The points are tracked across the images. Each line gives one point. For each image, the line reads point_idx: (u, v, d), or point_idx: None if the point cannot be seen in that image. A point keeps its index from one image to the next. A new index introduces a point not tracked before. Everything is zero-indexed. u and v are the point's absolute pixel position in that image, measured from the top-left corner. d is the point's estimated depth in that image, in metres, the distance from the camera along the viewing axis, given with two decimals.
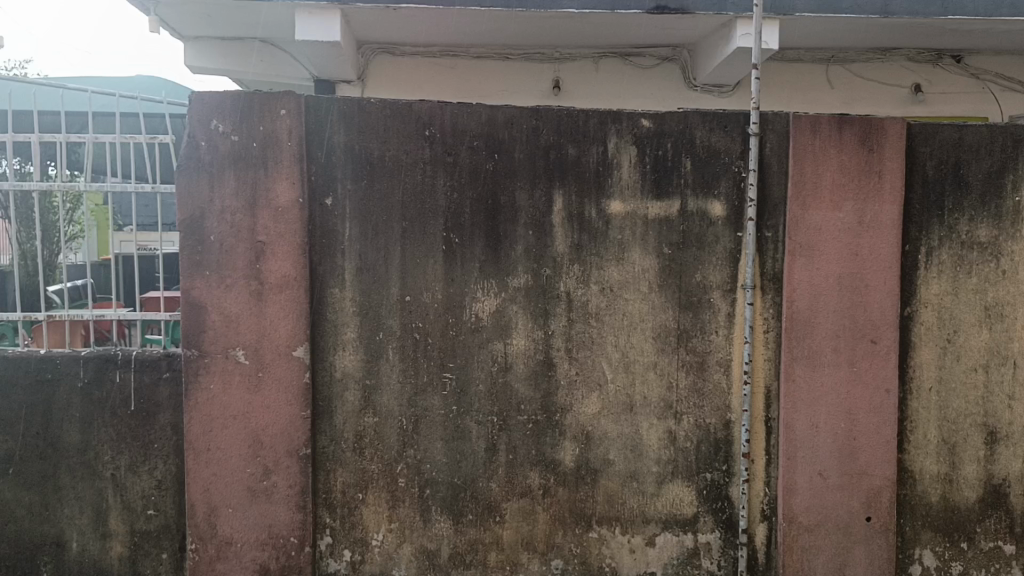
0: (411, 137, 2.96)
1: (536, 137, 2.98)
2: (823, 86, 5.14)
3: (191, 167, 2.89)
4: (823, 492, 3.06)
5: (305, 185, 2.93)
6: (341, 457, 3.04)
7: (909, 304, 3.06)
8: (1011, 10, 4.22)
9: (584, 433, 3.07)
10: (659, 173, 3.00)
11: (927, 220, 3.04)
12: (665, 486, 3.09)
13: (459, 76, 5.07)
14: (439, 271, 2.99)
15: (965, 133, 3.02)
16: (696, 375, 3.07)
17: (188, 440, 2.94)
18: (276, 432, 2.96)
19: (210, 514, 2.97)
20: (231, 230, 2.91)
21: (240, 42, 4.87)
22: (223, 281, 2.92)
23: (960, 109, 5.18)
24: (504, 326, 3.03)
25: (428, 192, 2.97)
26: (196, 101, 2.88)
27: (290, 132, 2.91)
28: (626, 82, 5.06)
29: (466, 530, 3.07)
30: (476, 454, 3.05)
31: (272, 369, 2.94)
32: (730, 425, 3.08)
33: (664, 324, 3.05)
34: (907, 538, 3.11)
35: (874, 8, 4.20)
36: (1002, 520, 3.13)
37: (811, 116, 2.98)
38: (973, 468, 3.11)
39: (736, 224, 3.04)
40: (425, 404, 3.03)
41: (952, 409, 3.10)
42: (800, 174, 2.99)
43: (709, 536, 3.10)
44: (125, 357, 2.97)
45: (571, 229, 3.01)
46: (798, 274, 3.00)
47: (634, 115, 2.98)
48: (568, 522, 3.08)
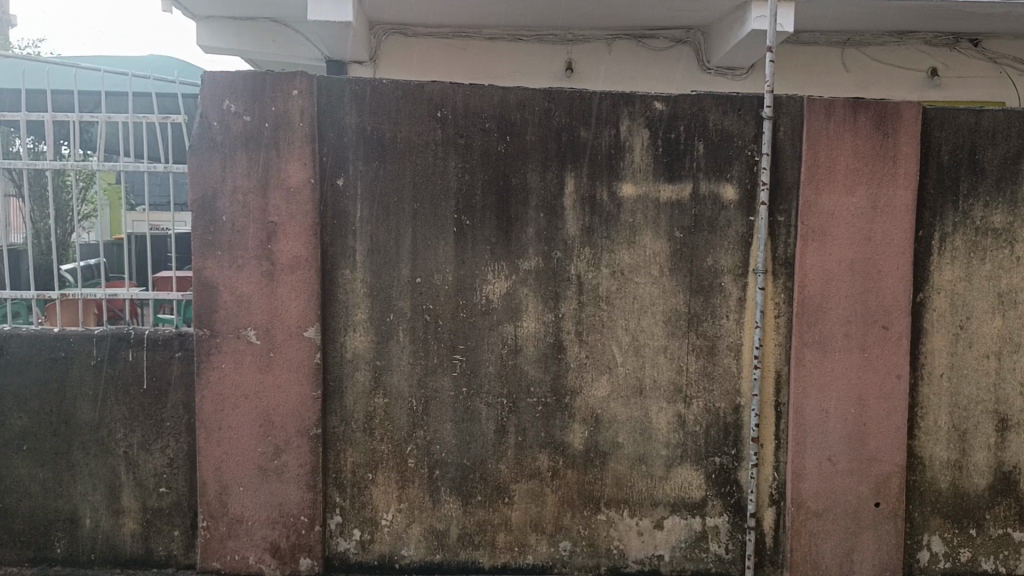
0: (423, 119, 2.95)
1: (548, 119, 2.97)
2: (837, 70, 5.08)
3: (203, 147, 2.89)
4: (833, 478, 3.05)
5: (316, 166, 2.93)
6: (351, 437, 3.05)
7: (921, 290, 3.05)
8: None
9: (594, 416, 3.08)
10: (671, 157, 2.98)
11: (942, 205, 3.01)
12: (673, 470, 3.10)
13: (470, 57, 5.03)
14: (449, 253, 2.99)
15: (982, 118, 2.98)
16: (706, 359, 3.07)
17: (200, 419, 2.96)
18: (287, 411, 2.98)
19: (222, 492, 3.00)
20: (243, 211, 2.92)
21: (252, 22, 4.86)
22: (234, 261, 2.93)
23: (977, 93, 5.10)
24: (515, 308, 3.03)
25: (440, 173, 2.97)
26: (208, 81, 2.88)
27: (302, 113, 2.90)
28: (639, 64, 5.01)
29: (475, 511, 3.09)
30: (486, 436, 3.06)
31: (283, 349, 2.96)
32: (740, 410, 3.08)
33: (675, 307, 3.05)
34: (916, 524, 3.12)
35: None
36: (1012, 507, 3.12)
37: (826, 99, 2.95)
38: (983, 455, 3.10)
39: (749, 208, 3.02)
40: (435, 385, 3.04)
41: (964, 396, 3.08)
42: (814, 158, 2.97)
43: (718, 520, 3.11)
44: (137, 335, 2.99)
45: (583, 212, 3.00)
46: (810, 259, 2.98)
47: (647, 98, 2.96)
48: (577, 504, 3.10)
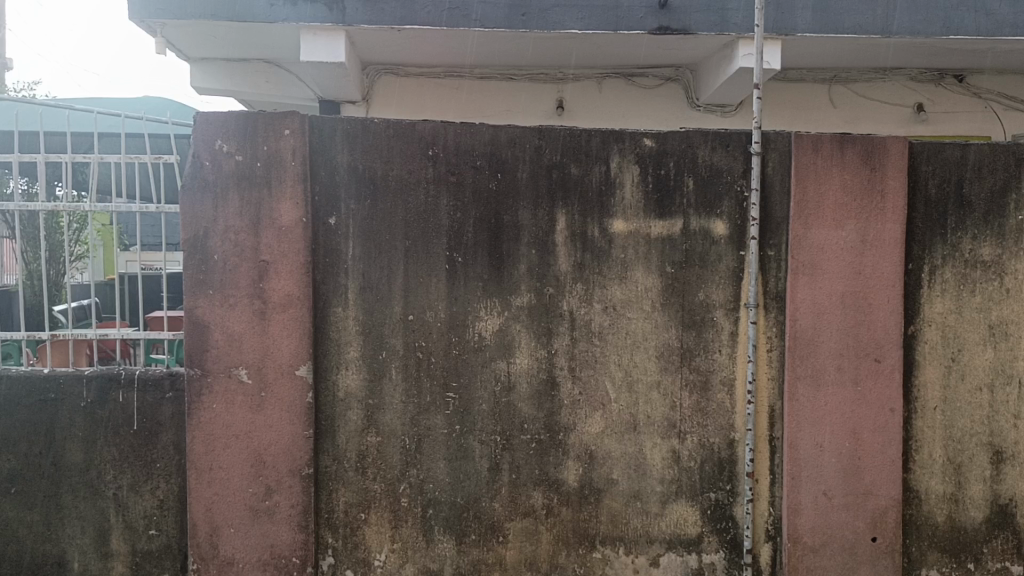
0: (414, 157, 2.97)
1: (539, 156, 2.99)
2: (824, 106, 5.14)
3: (195, 186, 2.90)
4: (829, 513, 3.04)
5: (309, 206, 2.94)
6: (344, 477, 3.03)
7: (912, 322, 3.05)
8: (1012, 30, 4.25)
9: (588, 452, 3.06)
10: (661, 193, 3.01)
11: (931, 238, 3.04)
12: (668, 506, 3.07)
13: (462, 96, 5.08)
14: (442, 290, 3.00)
15: (968, 152, 3.02)
16: (699, 394, 3.06)
17: (191, 460, 2.94)
18: (279, 451, 2.95)
19: (213, 534, 2.96)
20: (235, 250, 2.92)
21: (246, 62, 4.91)
22: (226, 300, 2.93)
23: (963, 128, 5.17)
24: (508, 345, 3.02)
25: (432, 211, 2.98)
26: (200, 121, 2.89)
27: (294, 152, 2.92)
28: (629, 102, 5.07)
29: (469, 550, 3.06)
30: (479, 473, 3.04)
31: (275, 389, 2.95)
32: (734, 445, 3.07)
33: (667, 342, 3.05)
34: (913, 559, 3.09)
35: (876, 28, 4.24)
36: (1009, 540, 3.11)
37: (813, 135, 2.99)
38: (979, 488, 3.09)
39: (740, 243, 3.04)
40: (428, 423, 3.02)
41: (958, 429, 3.08)
42: (803, 193, 2.99)
43: (714, 556, 3.08)
44: (128, 376, 2.97)
45: (574, 248, 3.01)
46: (801, 294, 3.00)
47: (637, 135, 2.99)
48: (571, 542, 3.07)
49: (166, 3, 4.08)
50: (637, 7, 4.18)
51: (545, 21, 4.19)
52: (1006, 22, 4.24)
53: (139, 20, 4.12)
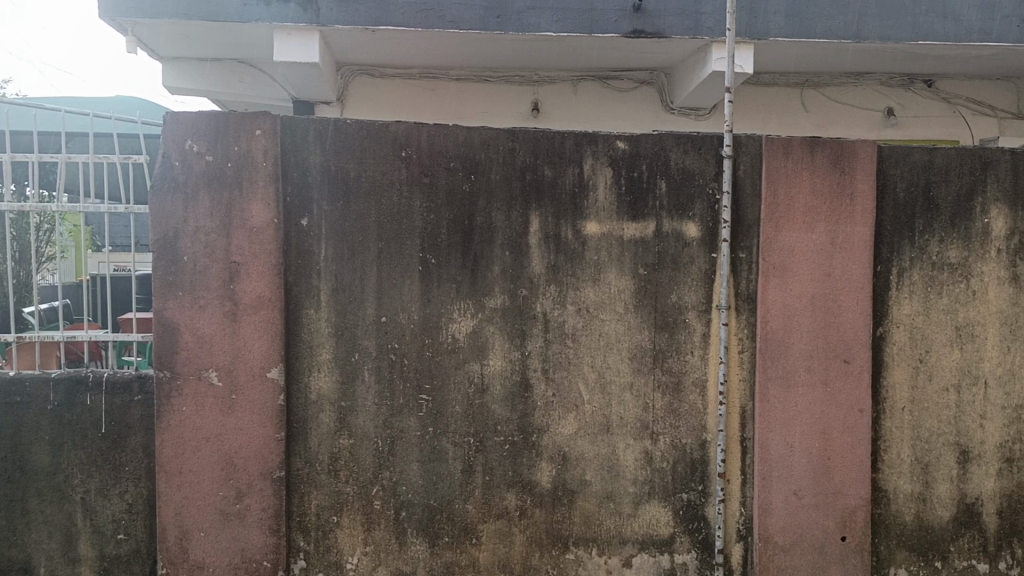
0: (388, 158, 2.96)
1: (512, 158, 3.00)
2: (797, 110, 5.17)
3: (165, 187, 2.88)
4: (799, 512, 3.07)
5: (280, 206, 2.92)
6: (316, 479, 3.01)
7: (881, 324, 3.09)
8: (980, 36, 4.32)
9: (561, 454, 3.07)
10: (634, 196, 3.02)
11: (899, 241, 3.07)
12: (641, 507, 3.09)
13: (437, 97, 5.07)
14: (415, 292, 2.99)
15: (935, 156, 3.06)
16: (672, 395, 3.08)
17: (160, 463, 2.91)
18: (250, 454, 2.93)
19: (182, 538, 2.93)
20: (205, 250, 2.90)
21: (218, 62, 4.87)
22: (196, 301, 2.90)
23: (932, 132, 5.24)
24: (481, 346, 3.02)
25: (405, 213, 2.97)
26: (170, 120, 2.87)
27: (266, 152, 2.91)
28: (604, 105, 5.08)
29: (442, 553, 3.05)
30: (453, 475, 3.04)
31: (245, 391, 2.92)
32: (706, 446, 3.09)
33: (640, 344, 3.06)
34: (882, 558, 3.13)
35: (847, 32, 4.29)
36: (975, 539, 3.15)
37: (784, 139, 3.02)
38: (946, 487, 3.14)
39: (712, 245, 3.06)
40: (401, 426, 3.02)
41: (925, 429, 3.12)
42: (774, 196, 3.02)
43: (686, 556, 3.10)
44: (96, 379, 2.94)
45: (548, 250, 3.02)
46: (772, 295, 3.02)
47: (610, 137, 3.01)
48: (545, 544, 3.07)
49: (136, 2, 4.04)
50: (611, 10, 4.20)
51: (520, 23, 4.20)
52: (974, 28, 4.31)
53: (109, 18, 4.07)
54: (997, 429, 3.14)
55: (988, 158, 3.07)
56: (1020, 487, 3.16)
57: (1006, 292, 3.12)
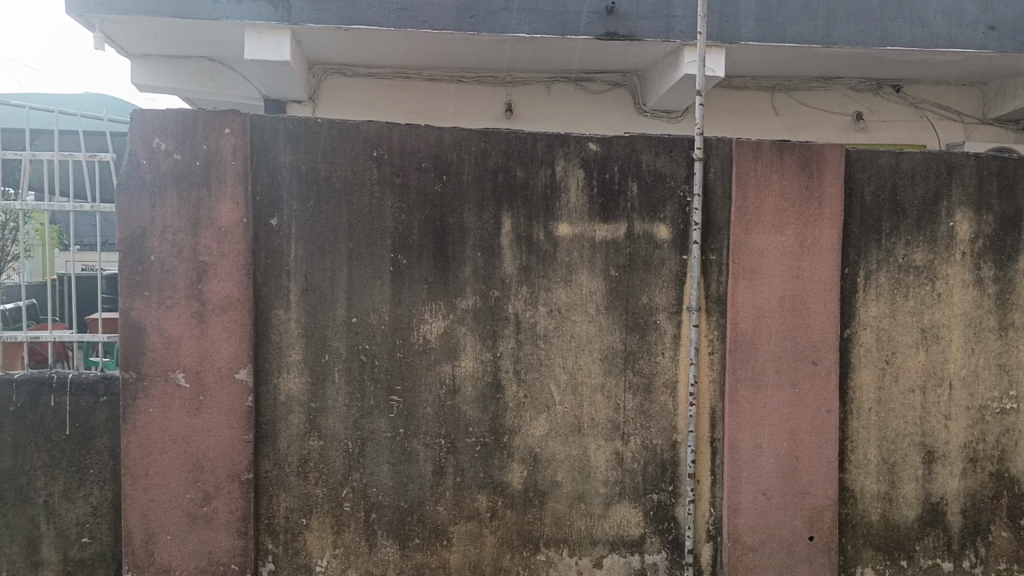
0: (359, 158, 2.95)
1: (484, 159, 2.99)
2: (767, 113, 5.21)
3: (132, 186, 2.84)
4: (767, 512, 3.09)
5: (249, 206, 2.89)
6: (285, 481, 2.98)
7: (849, 326, 3.13)
8: (947, 42, 4.39)
9: (532, 455, 3.07)
10: (605, 198, 3.03)
11: (866, 244, 3.11)
12: (612, 508, 3.10)
13: (409, 97, 5.04)
14: (386, 292, 2.98)
15: (901, 160, 3.10)
16: (643, 397, 3.09)
17: (126, 465, 2.86)
18: (217, 456, 2.90)
19: (148, 541, 2.89)
20: (173, 250, 2.86)
21: (188, 59, 4.82)
22: (164, 301, 2.86)
23: (900, 136, 5.31)
24: (452, 347, 3.02)
25: (376, 213, 2.96)
26: (138, 119, 2.83)
27: (235, 151, 2.88)
28: (577, 107, 5.09)
29: (413, 555, 3.04)
30: (424, 477, 3.03)
31: (213, 393, 2.89)
32: (676, 446, 3.11)
33: (611, 345, 3.07)
34: (849, 557, 3.17)
35: (817, 37, 4.34)
36: (940, 538, 3.20)
37: (753, 141, 3.04)
38: (912, 487, 3.18)
39: (682, 247, 3.07)
40: (371, 427, 3.00)
41: (892, 430, 3.16)
42: (743, 199, 3.05)
43: (656, 557, 3.12)
44: (60, 379, 2.90)
45: (520, 252, 3.01)
46: (741, 297, 3.05)
47: (582, 139, 3.01)
48: (515, 545, 3.07)
49: None
50: (585, 12, 4.22)
51: (493, 24, 4.19)
52: (940, 34, 4.37)
53: (76, 14, 4.01)
54: (962, 429, 3.19)
55: (954, 162, 3.11)
56: (983, 487, 3.21)
57: (971, 294, 3.16)
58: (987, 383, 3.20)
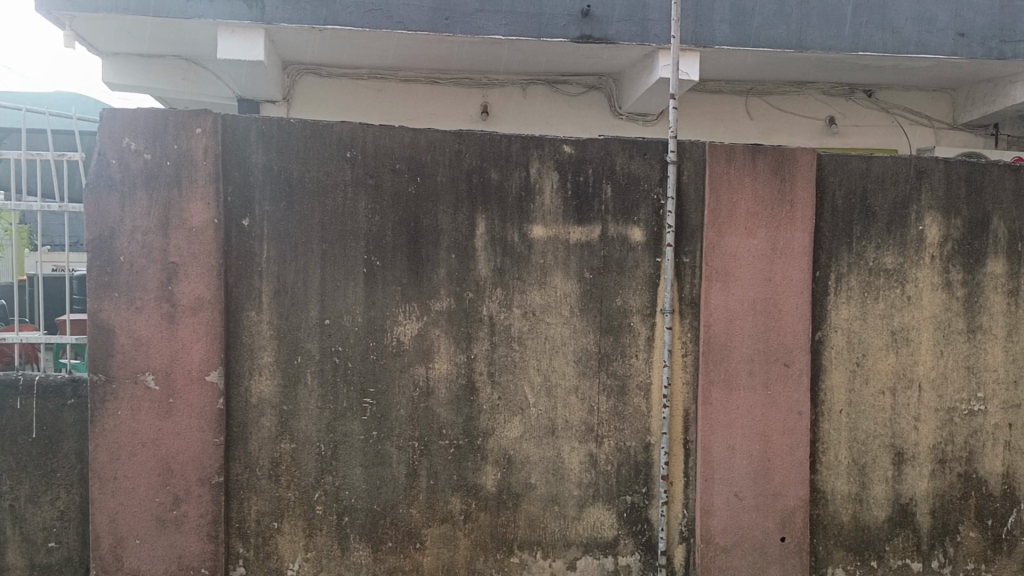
0: (332, 158, 2.93)
1: (459, 160, 2.99)
2: (741, 117, 5.24)
3: (101, 186, 2.80)
4: (739, 513, 3.11)
5: (220, 206, 2.86)
6: (256, 484, 2.96)
7: (820, 328, 3.15)
8: (917, 48, 4.44)
9: (506, 457, 3.06)
10: (580, 200, 3.04)
11: (837, 247, 3.14)
12: (586, 510, 3.11)
13: (385, 98, 5.01)
14: (359, 294, 2.96)
15: (872, 164, 3.14)
16: (617, 399, 3.10)
17: (94, 469, 2.83)
18: (187, 459, 2.87)
19: (116, 545, 2.85)
20: (142, 250, 2.83)
21: (161, 58, 4.77)
22: (133, 303, 2.83)
23: (872, 141, 5.37)
24: (426, 349, 3.01)
25: (349, 214, 2.94)
26: (107, 117, 2.79)
27: (206, 151, 2.85)
28: (552, 109, 5.10)
29: (385, 558, 3.02)
30: (397, 479, 3.02)
31: (183, 395, 2.86)
32: (650, 448, 3.12)
33: (585, 348, 3.08)
34: (820, 557, 3.19)
35: (790, 42, 4.37)
36: (909, 538, 3.24)
37: (727, 145, 3.06)
38: (882, 487, 3.21)
39: (656, 249, 3.09)
40: (344, 429, 2.98)
41: (862, 431, 3.19)
42: (716, 202, 3.06)
43: (629, 558, 3.13)
44: (26, 382, 2.85)
45: (494, 254, 3.01)
46: (714, 299, 3.07)
47: (556, 141, 3.02)
48: (489, 548, 3.07)
49: None
50: (560, 15, 4.23)
51: (469, 26, 4.19)
52: (911, 40, 4.43)
53: (45, 12, 3.95)
54: (931, 430, 3.23)
55: (923, 166, 3.15)
56: (952, 488, 3.25)
57: (940, 297, 3.20)
58: (956, 385, 3.24)
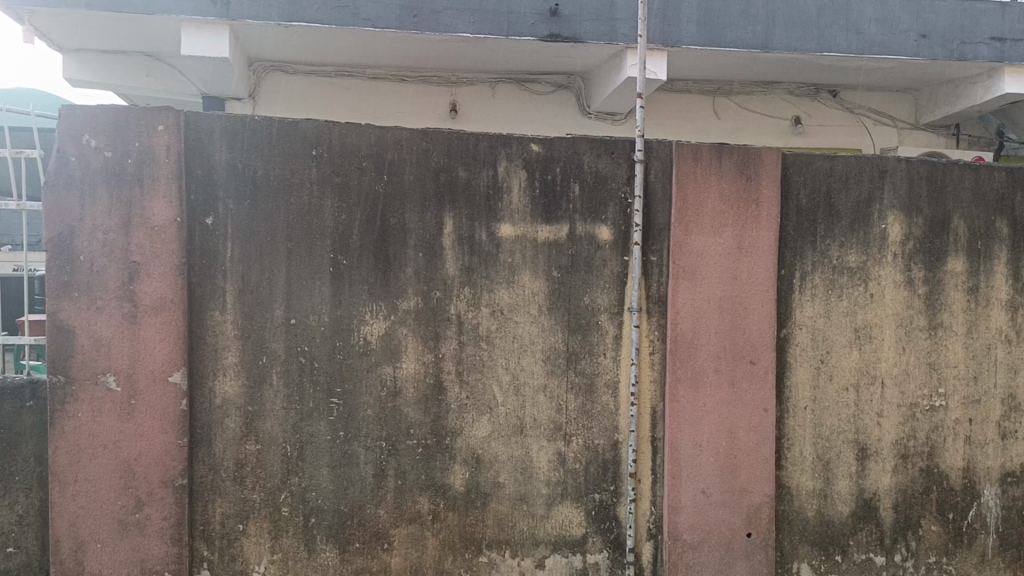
0: (298, 156, 2.90)
1: (426, 159, 2.97)
2: (708, 117, 5.28)
3: (60, 183, 2.75)
4: (706, 510, 3.13)
5: (183, 205, 2.82)
6: (221, 486, 2.92)
7: (785, 326, 3.19)
8: (881, 49, 4.50)
9: (474, 455, 3.06)
10: (548, 199, 3.04)
11: (801, 246, 3.17)
12: (554, 508, 3.11)
13: (352, 96, 4.98)
14: (326, 293, 2.93)
15: (836, 164, 3.18)
16: (585, 397, 3.11)
17: (54, 472, 2.77)
18: (150, 461, 2.82)
19: (77, 549, 2.80)
20: (103, 249, 2.78)
21: (121, 53, 4.69)
22: (94, 303, 2.78)
23: (836, 141, 5.43)
24: (393, 349, 2.99)
25: (315, 213, 2.91)
26: (66, 114, 2.74)
27: (168, 149, 2.81)
28: (520, 107, 5.10)
29: (353, 559, 3.00)
30: (364, 480, 3.00)
31: (146, 396, 2.81)
32: (618, 446, 3.13)
33: (554, 346, 3.08)
34: (786, 553, 3.23)
35: (756, 42, 4.41)
36: (873, 532, 3.28)
37: (693, 144, 3.08)
38: (846, 483, 3.25)
39: (623, 248, 3.09)
40: (311, 430, 2.95)
41: (826, 427, 3.23)
42: (683, 201, 3.08)
43: (598, 556, 3.14)
44: None
45: (461, 252, 3.00)
46: (681, 297, 3.08)
47: (524, 140, 3.01)
48: (457, 547, 3.06)
49: None
50: (529, 14, 4.23)
51: (437, 24, 4.17)
52: (875, 41, 4.48)
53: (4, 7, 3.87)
54: (893, 426, 3.28)
55: (886, 166, 3.19)
56: (914, 482, 3.30)
57: (902, 295, 3.25)
58: (918, 381, 3.29)
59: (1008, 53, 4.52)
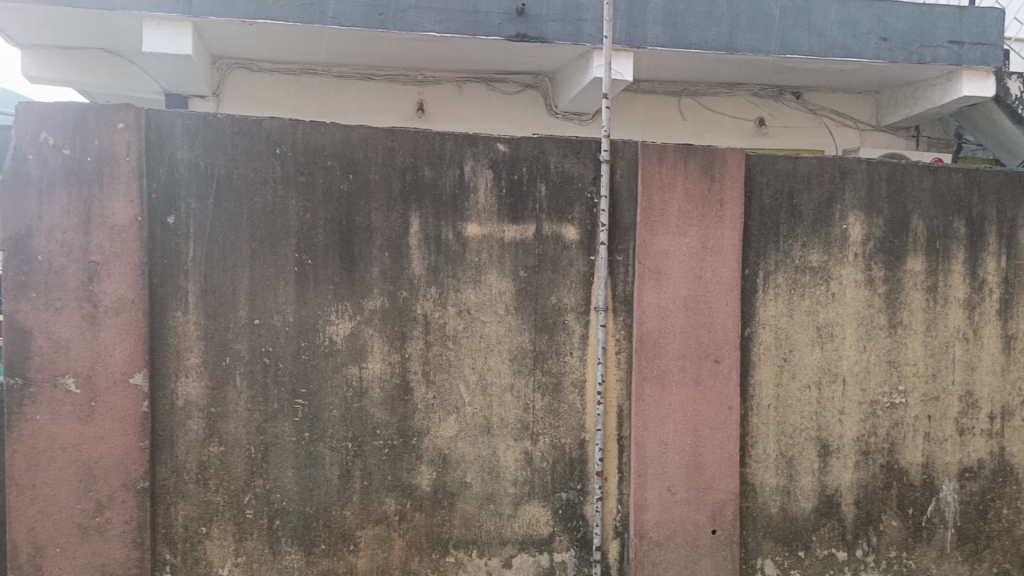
0: (262, 155, 2.87)
1: (391, 158, 2.96)
2: (674, 118, 5.32)
3: (17, 182, 2.69)
4: (672, 507, 3.16)
5: (144, 204, 2.78)
6: (183, 489, 2.89)
7: (749, 325, 3.22)
8: (842, 51, 4.56)
9: (441, 456, 3.05)
10: (514, 198, 3.04)
11: (765, 245, 3.21)
12: (521, 508, 3.11)
13: (318, 94, 4.95)
14: (290, 294, 2.91)
15: (798, 164, 3.22)
16: (552, 396, 3.12)
17: (11, 476, 2.71)
18: (110, 464, 2.78)
19: (35, 555, 2.74)
20: (62, 249, 2.72)
21: (82, 50, 4.61)
22: (52, 303, 2.72)
23: (800, 142, 5.50)
24: (359, 350, 2.97)
25: (279, 213, 2.89)
26: (23, 111, 2.69)
27: (129, 147, 2.77)
28: (487, 107, 5.10)
29: (319, 561, 2.98)
30: (330, 481, 2.98)
31: (106, 398, 2.77)
32: (584, 445, 3.14)
33: (520, 345, 3.09)
34: (750, 549, 3.26)
35: (720, 44, 4.45)
36: (835, 528, 3.33)
37: (658, 144, 3.10)
38: (808, 479, 3.30)
39: (589, 248, 3.11)
40: (276, 431, 2.93)
41: (790, 425, 3.27)
42: (648, 201, 3.10)
43: (565, 555, 3.15)
44: None
45: (428, 252, 2.99)
46: (646, 297, 3.10)
47: (490, 140, 3.01)
48: (424, 548, 3.06)
49: None
50: (495, 14, 4.23)
51: (403, 22, 4.16)
52: (836, 43, 4.55)
53: None
54: (855, 423, 3.33)
55: (847, 167, 3.24)
56: (874, 478, 3.35)
57: (863, 294, 3.30)
58: (878, 379, 3.34)
59: (965, 56, 4.61)
